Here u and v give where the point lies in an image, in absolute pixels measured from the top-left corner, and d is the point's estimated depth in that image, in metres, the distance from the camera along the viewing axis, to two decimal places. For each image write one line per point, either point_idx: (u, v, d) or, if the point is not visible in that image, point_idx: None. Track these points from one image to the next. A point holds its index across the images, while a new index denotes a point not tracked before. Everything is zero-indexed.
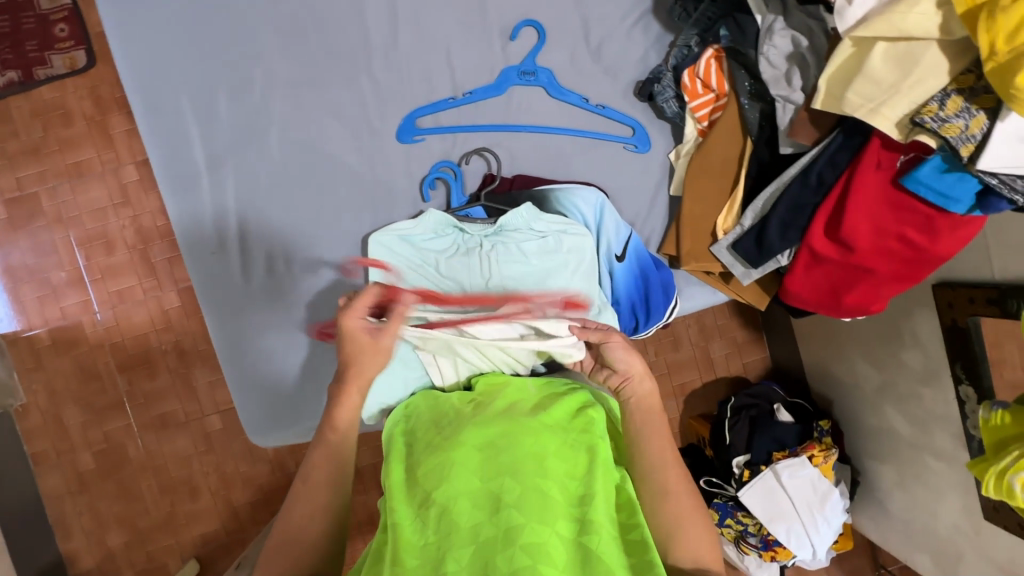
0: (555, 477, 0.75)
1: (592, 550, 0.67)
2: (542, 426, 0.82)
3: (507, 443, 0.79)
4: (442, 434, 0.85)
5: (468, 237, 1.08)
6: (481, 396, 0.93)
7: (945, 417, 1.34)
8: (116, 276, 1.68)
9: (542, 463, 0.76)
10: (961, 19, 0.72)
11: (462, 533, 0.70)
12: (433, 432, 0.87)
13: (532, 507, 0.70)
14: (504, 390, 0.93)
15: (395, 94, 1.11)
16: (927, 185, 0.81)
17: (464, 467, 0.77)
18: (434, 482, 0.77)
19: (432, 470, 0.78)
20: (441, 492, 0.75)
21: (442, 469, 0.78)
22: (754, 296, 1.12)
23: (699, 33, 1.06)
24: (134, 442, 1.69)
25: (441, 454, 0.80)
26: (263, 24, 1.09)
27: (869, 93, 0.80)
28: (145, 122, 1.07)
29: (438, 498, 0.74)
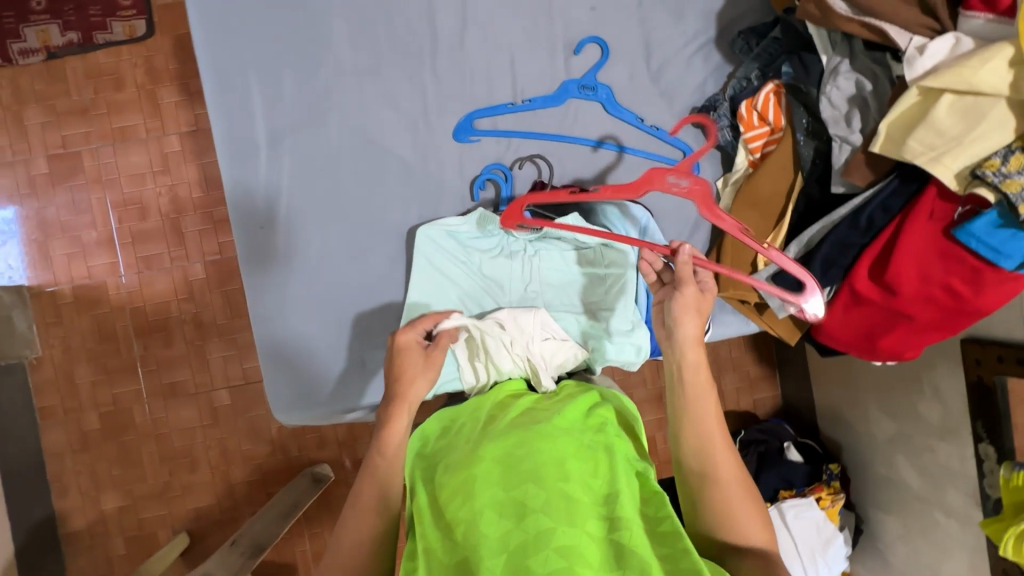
0: (578, 479, 0.75)
1: (625, 545, 0.68)
2: (558, 430, 0.82)
3: (527, 451, 0.78)
4: (461, 448, 0.83)
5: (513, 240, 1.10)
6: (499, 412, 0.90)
7: (960, 474, 1.33)
8: (146, 242, 1.71)
9: (564, 467, 0.76)
10: None
11: (492, 542, 0.70)
12: (452, 443, 0.86)
13: (562, 511, 0.71)
14: (516, 403, 0.92)
15: (455, 93, 1.14)
16: (980, 238, 0.83)
17: (486, 480, 0.76)
18: (456, 502, 0.76)
19: (455, 492, 0.77)
20: (466, 507, 0.74)
21: (465, 483, 0.77)
22: (786, 329, 1.13)
23: (760, 67, 1.09)
24: (141, 408, 1.70)
25: (464, 467, 0.79)
26: (336, 12, 1.12)
27: (931, 142, 0.81)
28: (212, 94, 1.10)
29: (464, 513, 0.73)
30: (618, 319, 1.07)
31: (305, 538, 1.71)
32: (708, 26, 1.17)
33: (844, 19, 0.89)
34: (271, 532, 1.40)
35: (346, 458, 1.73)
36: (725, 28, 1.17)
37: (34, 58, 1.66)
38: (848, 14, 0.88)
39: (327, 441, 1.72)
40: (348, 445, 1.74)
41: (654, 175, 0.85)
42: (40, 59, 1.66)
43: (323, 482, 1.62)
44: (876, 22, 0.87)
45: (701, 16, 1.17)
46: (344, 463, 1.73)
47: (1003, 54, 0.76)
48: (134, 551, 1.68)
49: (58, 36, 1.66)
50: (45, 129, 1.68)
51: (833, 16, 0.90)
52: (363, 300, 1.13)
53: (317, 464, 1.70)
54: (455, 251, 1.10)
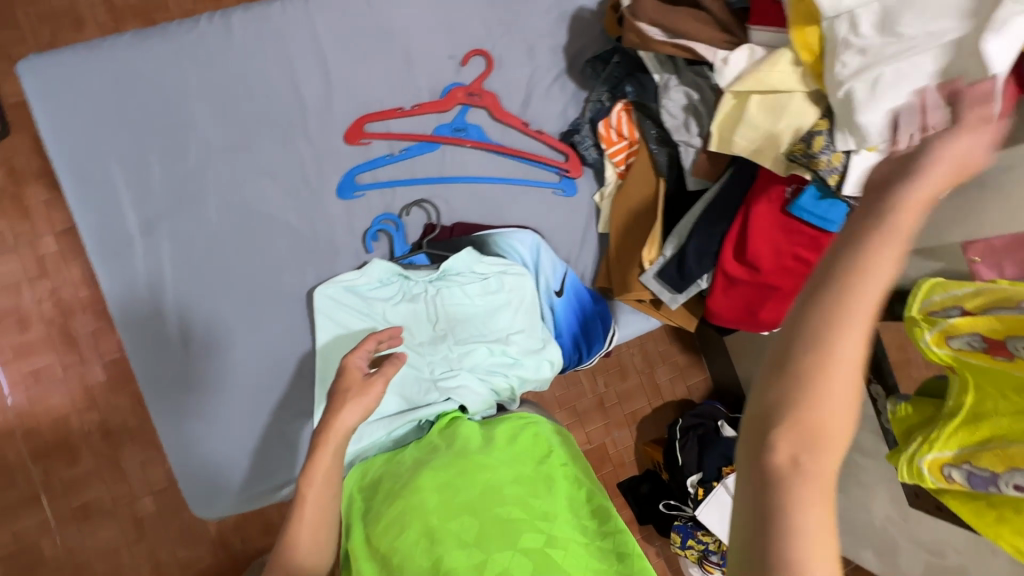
0: (517, 502, 0.78)
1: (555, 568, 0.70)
2: (497, 459, 0.85)
3: (468, 479, 0.81)
4: (401, 477, 0.85)
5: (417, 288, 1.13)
6: (434, 440, 0.94)
7: (863, 416, 1.47)
8: (31, 355, 1.57)
9: (503, 494, 0.79)
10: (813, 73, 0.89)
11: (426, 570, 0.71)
12: (391, 473, 0.88)
13: (498, 535, 0.73)
14: (461, 429, 0.95)
15: (334, 154, 1.16)
16: (810, 211, 0.95)
17: (427, 506, 0.78)
18: (393, 531, 0.77)
19: (390, 525, 0.78)
20: (405, 537, 0.75)
21: (404, 511, 0.78)
22: (684, 319, 1.22)
23: (609, 90, 1.19)
24: (51, 539, 1.53)
25: (401, 499, 0.80)
26: (196, 94, 1.11)
27: (751, 137, 0.94)
28: (73, 193, 1.06)
29: (402, 545, 0.74)
30: (528, 339, 1.13)
31: None
32: (559, 59, 1.28)
33: (659, 43, 1.01)
34: None
35: None
36: (574, 58, 1.28)
37: None
38: (662, 39, 1.01)
39: (272, 526, 1.62)
40: None
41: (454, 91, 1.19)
42: None
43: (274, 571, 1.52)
44: (685, 42, 0.99)
45: (550, 51, 1.27)
46: None
47: (787, 59, 0.90)
48: None
49: None
50: None
51: (651, 42, 1.02)
52: (267, 374, 1.10)
53: (266, 553, 1.59)
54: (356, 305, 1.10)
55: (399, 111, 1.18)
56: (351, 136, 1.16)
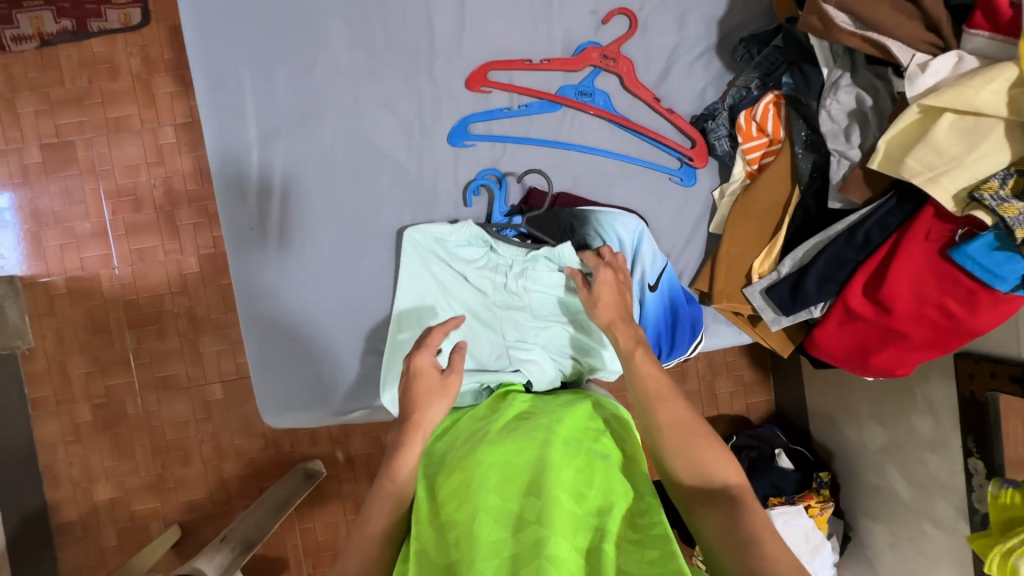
0: (573, 487, 0.75)
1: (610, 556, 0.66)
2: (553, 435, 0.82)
3: (525, 458, 0.79)
4: (461, 450, 0.84)
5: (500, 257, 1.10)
6: (488, 415, 0.93)
7: (949, 486, 1.33)
8: (140, 234, 1.69)
9: (559, 474, 0.76)
10: None
11: (486, 546, 0.69)
12: (450, 446, 0.88)
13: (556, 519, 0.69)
14: (506, 409, 0.93)
15: (452, 97, 1.12)
16: (977, 260, 0.82)
17: (484, 482, 0.76)
18: (451, 502, 0.76)
19: (452, 494, 0.77)
20: (464, 509, 0.74)
21: (462, 486, 0.77)
22: (780, 343, 1.13)
23: (760, 76, 1.07)
24: (134, 401, 1.70)
25: (462, 472, 0.79)
26: (331, 12, 1.09)
27: (930, 161, 0.80)
28: (203, 93, 1.08)
29: (459, 516, 0.73)
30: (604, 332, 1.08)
31: (296, 532, 1.71)
32: (710, 33, 1.15)
33: (846, 33, 0.86)
34: (263, 526, 1.40)
35: (339, 454, 1.73)
36: (727, 35, 1.15)
37: (27, 46, 1.63)
38: (851, 29, 0.86)
39: (319, 437, 1.72)
40: (341, 441, 1.74)
41: (589, 51, 1.11)
42: (33, 46, 1.64)
43: (315, 478, 1.63)
44: (877, 37, 0.85)
45: (703, 22, 1.15)
46: (336, 459, 1.73)
47: (1006, 77, 0.75)
48: (126, 543, 1.68)
49: (51, 23, 1.63)
50: (39, 118, 1.66)
51: (835, 30, 0.87)
52: (351, 304, 1.12)
53: (310, 460, 1.70)
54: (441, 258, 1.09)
55: (526, 63, 1.12)
56: (473, 81, 1.11)
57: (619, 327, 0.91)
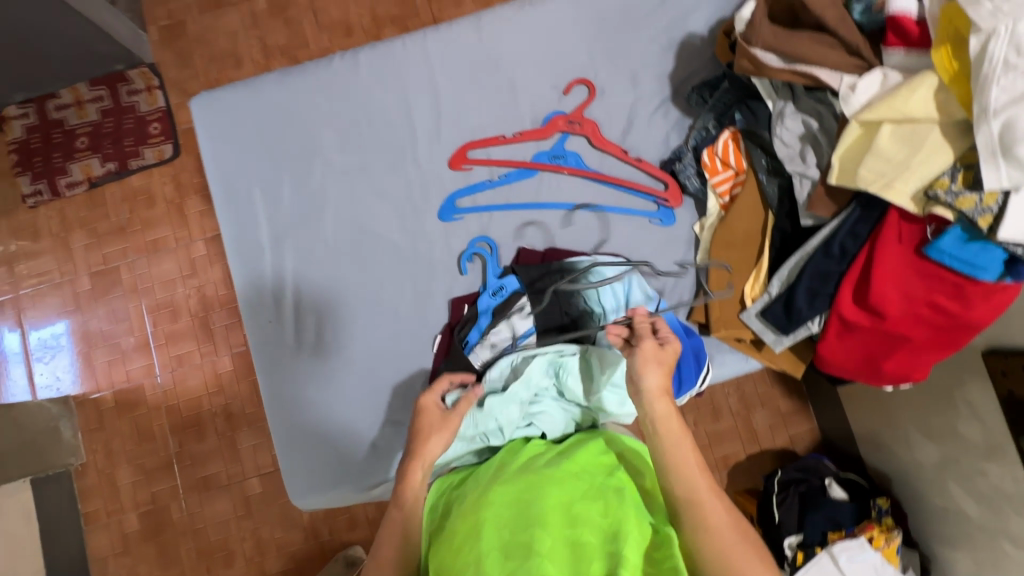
0: (586, 520, 0.77)
1: None
2: (568, 473, 0.84)
3: (538, 493, 0.80)
4: (476, 491, 0.86)
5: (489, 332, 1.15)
6: (504, 459, 0.95)
7: (1017, 497, 1.23)
8: (178, 342, 1.83)
9: (570, 512, 0.78)
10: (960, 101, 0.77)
11: None
12: (466, 491, 0.90)
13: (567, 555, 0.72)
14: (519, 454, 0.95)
15: (438, 179, 1.24)
16: (953, 253, 0.83)
17: (497, 519, 0.78)
18: (464, 536, 0.78)
19: (462, 537, 0.77)
20: (472, 551, 0.74)
21: (473, 526, 0.78)
22: (791, 363, 1.12)
23: (716, 117, 1.15)
24: (178, 504, 1.75)
25: (472, 515, 0.80)
26: (324, 123, 1.25)
27: (881, 169, 0.84)
28: (221, 208, 1.23)
29: (467, 554, 0.74)
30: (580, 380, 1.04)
31: None
32: (664, 86, 1.25)
33: (776, 70, 0.95)
34: None
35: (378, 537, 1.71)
36: (680, 85, 1.24)
37: (79, 190, 1.87)
38: (780, 65, 0.94)
39: (357, 522, 1.72)
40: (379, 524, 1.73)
41: (554, 120, 1.22)
42: (83, 189, 1.87)
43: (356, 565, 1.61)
44: (805, 68, 0.92)
45: (655, 78, 1.25)
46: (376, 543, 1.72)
47: (931, 84, 0.80)
48: None
49: (99, 168, 1.88)
50: (89, 250, 1.86)
51: (766, 69, 0.96)
52: (369, 378, 1.18)
53: (350, 546, 1.70)
54: (442, 341, 1.16)
55: (500, 139, 1.23)
56: (454, 160, 1.23)
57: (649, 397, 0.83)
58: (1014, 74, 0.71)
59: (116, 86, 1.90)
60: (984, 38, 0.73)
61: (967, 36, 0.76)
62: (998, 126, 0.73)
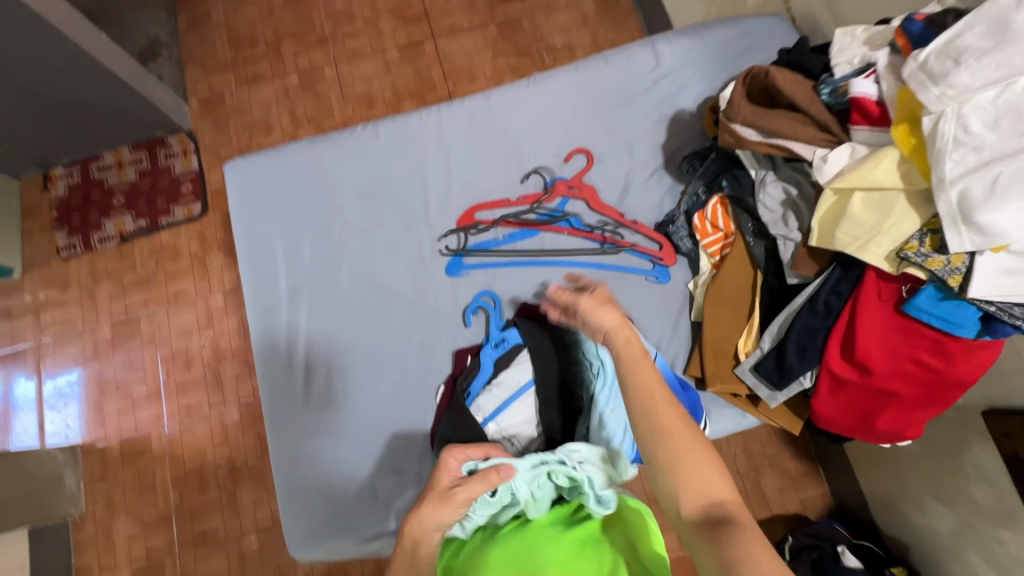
0: None
1: None
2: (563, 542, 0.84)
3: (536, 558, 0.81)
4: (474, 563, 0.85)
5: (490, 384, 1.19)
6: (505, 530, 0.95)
7: None
8: (188, 392, 1.87)
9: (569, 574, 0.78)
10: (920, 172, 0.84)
11: None
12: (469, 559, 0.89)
13: None
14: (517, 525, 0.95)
15: (447, 237, 1.32)
16: (929, 310, 0.88)
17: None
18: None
19: None
20: None
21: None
22: (787, 420, 1.15)
23: (705, 184, 1.23)
24: (172, 559, 1.73)
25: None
26: (344, 185, 1.36)
27: (855, 232, 0.91)
28: (245, 262, 1.32)
29: None
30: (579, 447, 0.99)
31: None
32: (657, 155, 1.35)
33: (754, 142, 1.05)
34: None
35: None
36: (672, 154, 1.35)
37: (110, 244, 2.00)
38: (757, 138, 1.04)
39: None
40: None
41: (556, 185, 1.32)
42: (114, 243, 2.00)
43: None
44: (780, 141, 1.02)
45: (649, 148, 1.36)
46: None
47: (894, 157, 0.87)
48: None
49: (131, 224, 2.01)
50: (113, 301, 1.96)
51: (745, 141, 1.06)
52: (374, 428, 1.21)
53: None
54: (445, 392, 1.20)
55: (505, 202, 1.33)
56: (462, 219, 1.33)
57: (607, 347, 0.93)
58: (966, 149, 0.78)
59: (155, 150, 2.08)
60: (937, 117, 0.81)
61: (922, 116, 0.84)
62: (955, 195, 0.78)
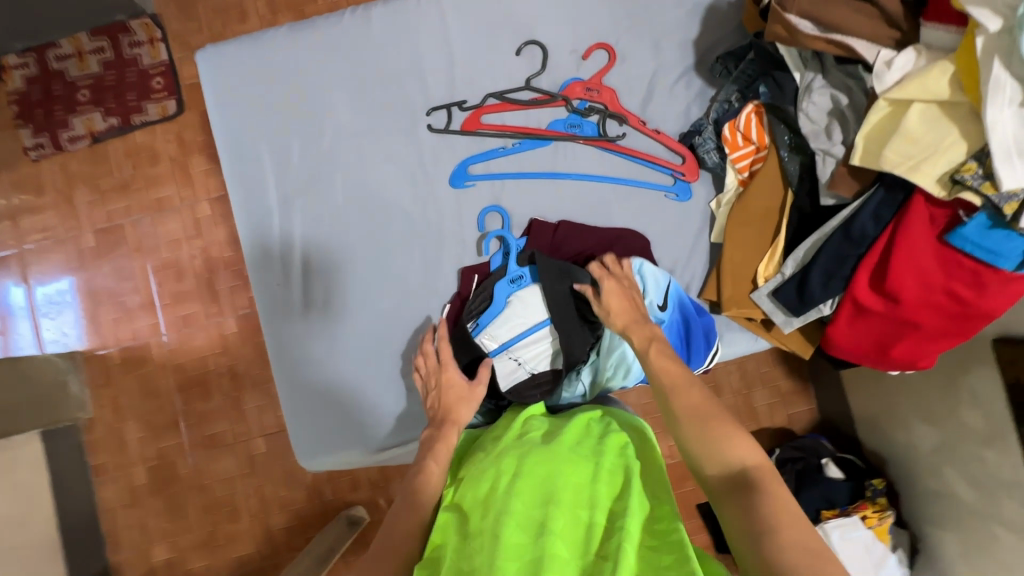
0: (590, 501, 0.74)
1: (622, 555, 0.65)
2: (571, 457, 0.81)
3: (546, 474, 0.78)
4: (480, 463, 0.86)
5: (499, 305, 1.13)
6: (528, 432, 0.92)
7: (1013, 484, 1.18)
8: (183, 302, 1.78)
9: (582, 495, 0.75)
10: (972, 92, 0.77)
11: (508, 549, 0.67)
12: (491, 453, 0.88)
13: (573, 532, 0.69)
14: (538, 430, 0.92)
15: (450, 146, 1.20)
16: (974, 241, 0.82)
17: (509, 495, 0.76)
18: (474, 513, 0.77)
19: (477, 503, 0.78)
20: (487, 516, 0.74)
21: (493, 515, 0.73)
22: (800, 344, 1.12)
23: (739, 89, 1.12)
24: (184, 459, 1.72)
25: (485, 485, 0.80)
26: (335, 83, 1.20)
27: (907, 152, 0.82)
28: (229, 166, 1.20)
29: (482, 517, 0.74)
30: None
31: None
32: (687, 54, 1.20)
33: (809, 37, 0.90)
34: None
35: (381, 499, 1.69)
36: (704, 54, 1.20)
37: (81, 144, 1.82)
38: (814, 32, 0.89)
39: (360, 483, 1.69)
40: (382, 486, 1.71)
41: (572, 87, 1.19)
42: (86, 144, 1.83)
43: (359, 525, 1.57)
44: (840, 38, 0.88)
45: (678, 46, 1.21)
46: (380, 504, 1.69)
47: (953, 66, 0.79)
48: None
49: (101, 122, 1.82)
50: (92, 207, 1.81)
51: (799, 36, 0.90)
52: (377, 344, 1.18)
53: (353, 507, 1.67)
54: (451, 321, 1.11)
55: (514, 104, 1.20)
56: (467, 123, 1.20)
57: (633, 329, 0.97)
58: None
59: (117, 37, 1.83)
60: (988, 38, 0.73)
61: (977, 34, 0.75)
62: (1013, 118, 0.73)
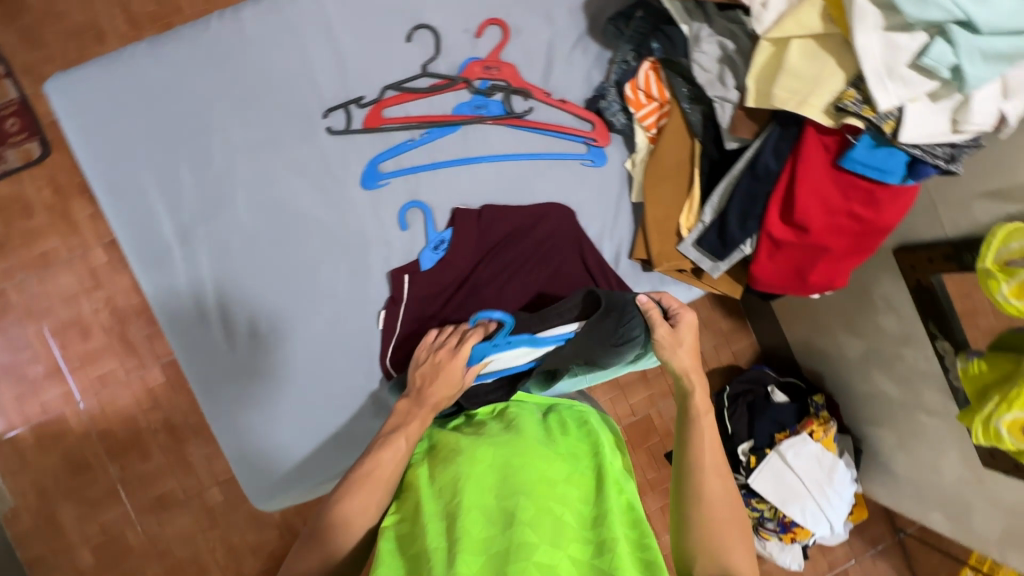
0: (566, 500, 0.73)
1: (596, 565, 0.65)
2: (553, 453, 0.79)
3: (522, 466, 0.75)
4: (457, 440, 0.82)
5: (441, 299, 1.11)
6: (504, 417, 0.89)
7: (929, 373, 1.30)
8: (95, 362, 1.58)
9: (557, 490, 0.74)
10: (839, 23, 0.83)
11: (473, 543, 0.67)
12: (464, 433, 0.84)
13: (546, 527, 0.68)
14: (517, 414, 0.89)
15: (356, 145, 1.14)
16: (864, 163, 0.88)
17: (480, 488, 0.73)
18: (443, 496, 0.74)
19: (444, 485, 0.75)
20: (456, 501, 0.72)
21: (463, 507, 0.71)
22: (728, 285, 1.17)
23: (634, 48, 1.12)
24: (134, 529, 1.57)
25: (452, 469, 0.76)
26: (219, 96, 1.11)
27: (793, 87, 0.86)
28: (110, 205, 1.07)
29: (449, 501, 0.72)
30: None
31: None
32: (579, 20, 1.22)
33: None
34: None
35: None
36: (594, 19, 1.22)
37: None
38: None
39: None
40: None
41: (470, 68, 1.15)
42: None
43: None
44: None
45: (569, 14, 1.21)
46: None
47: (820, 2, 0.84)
48: None
49: None
50: None
51: None
52: (318, 365, 1.11)
53: None
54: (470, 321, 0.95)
55: (415, 93, 1.15)
56: (369, 120, 1.13)
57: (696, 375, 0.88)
58: None
59: None
60: None
61: None
62: (879, 42, 0.79)
